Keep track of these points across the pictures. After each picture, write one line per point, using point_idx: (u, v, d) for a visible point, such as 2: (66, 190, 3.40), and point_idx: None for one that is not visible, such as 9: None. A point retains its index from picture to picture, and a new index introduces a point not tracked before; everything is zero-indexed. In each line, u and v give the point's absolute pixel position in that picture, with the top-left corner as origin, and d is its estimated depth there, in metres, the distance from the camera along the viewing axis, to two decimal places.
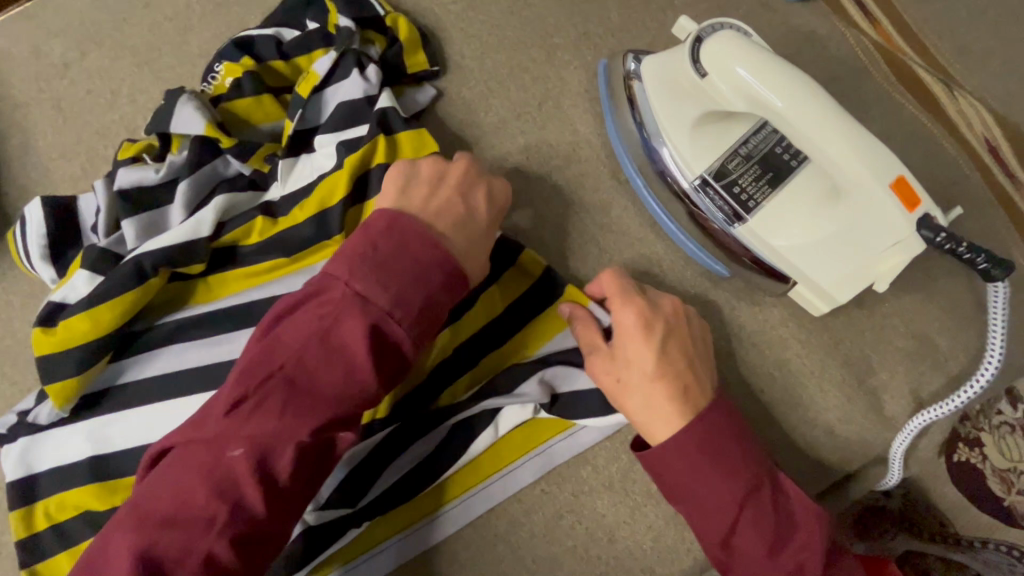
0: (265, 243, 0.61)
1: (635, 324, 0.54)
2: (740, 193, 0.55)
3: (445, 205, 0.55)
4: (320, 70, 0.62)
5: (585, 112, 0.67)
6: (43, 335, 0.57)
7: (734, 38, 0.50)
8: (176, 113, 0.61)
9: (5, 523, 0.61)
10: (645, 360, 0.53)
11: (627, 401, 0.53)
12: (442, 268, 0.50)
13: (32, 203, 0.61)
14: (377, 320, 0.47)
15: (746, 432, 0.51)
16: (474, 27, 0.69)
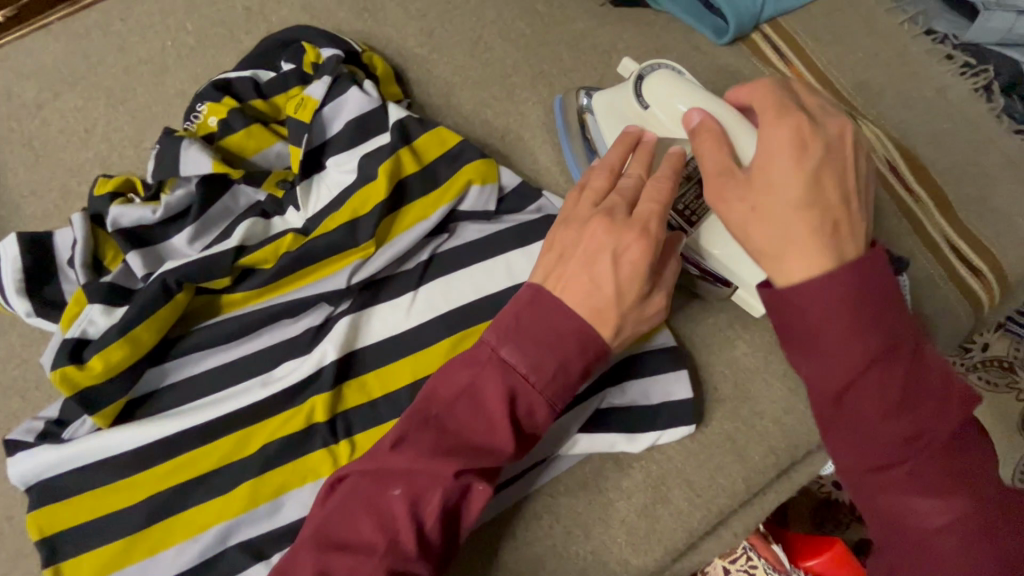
0: (291, 258, 0.62)
1: (781, 157, 0.46)
2: (683, 209, 0.62)
3: (610, 236, 0.53)
4: (315, 94, 0.65)
5: (544, 142, 0.74)
6: (71, 367, 0.56)
7: (669, 76, 0.60)
8: (181, 156, 0.62)
9: None
10: (794, 175, 0.46)
11: (766, 227, 0.46)
12: (595, 340, 0.51)
13: (7, 241, 0.63)
14: (520, 391, 0.50)
15: (894, 295, 0.45)
16: (439, 68, 0.76)
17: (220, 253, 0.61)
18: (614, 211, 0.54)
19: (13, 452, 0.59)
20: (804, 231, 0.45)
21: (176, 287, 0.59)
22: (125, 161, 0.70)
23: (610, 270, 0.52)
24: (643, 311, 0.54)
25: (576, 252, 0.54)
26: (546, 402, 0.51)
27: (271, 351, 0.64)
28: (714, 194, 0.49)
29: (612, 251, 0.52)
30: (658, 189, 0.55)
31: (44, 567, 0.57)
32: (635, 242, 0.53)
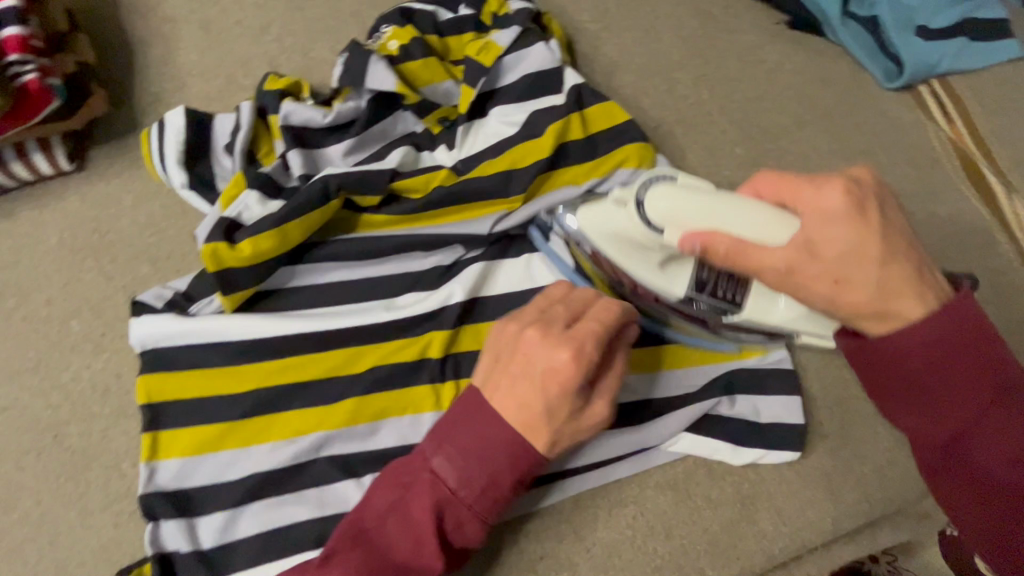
0: (443, 191, 0.63)
1: (823, 228, 0.45)
2: (723, 295, 0.57)
3: (541, 354, 0.49)
4: (502, 42, 0.65)
5: (694, 142, 0.74)
6: (221, 245, 0.57)
7: (669, 191, 0.52)
8: (368, 71, 0.63)
9: (70, 415, 0.58)
10: (869, 242, 0.44)
11: (859, 302, 0.44)
12: (535, 454, 0.49)
13: (174, 112, 0.64)
14: (450, 505, 0.49)
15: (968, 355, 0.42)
16: (607, 48, 0.76)
17: (378, 172, 0.62)
18: (551, 323, 0.51)
19: (139, 314, 0.59)
20: (884, 289, 0.44)
21: (333, 193, 0.60)
22: (290, 64, 0.71)
23: (540, 391, 0.48)
24: (579, 422, 0.50)
25: (506, 366, 0.50)
26: (476, 506, 0.49)
27: (396, 278, 0.64)
28: (777, 283, 0.47)
29: (540, 371, 0.48)
30: (592, 312, 0.52)
31: (144, 431, 0.58)
32: (563, 362, 0.48)
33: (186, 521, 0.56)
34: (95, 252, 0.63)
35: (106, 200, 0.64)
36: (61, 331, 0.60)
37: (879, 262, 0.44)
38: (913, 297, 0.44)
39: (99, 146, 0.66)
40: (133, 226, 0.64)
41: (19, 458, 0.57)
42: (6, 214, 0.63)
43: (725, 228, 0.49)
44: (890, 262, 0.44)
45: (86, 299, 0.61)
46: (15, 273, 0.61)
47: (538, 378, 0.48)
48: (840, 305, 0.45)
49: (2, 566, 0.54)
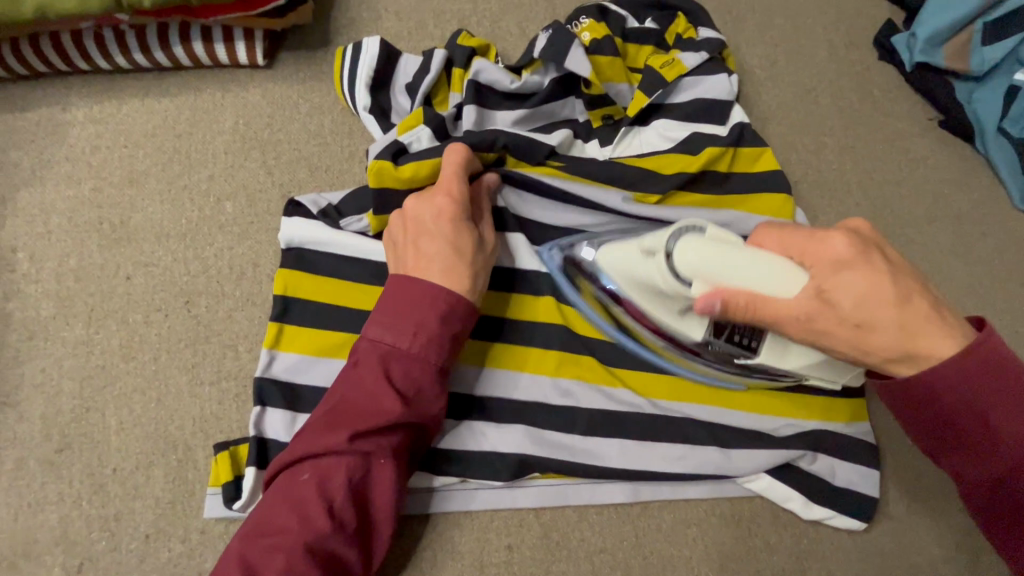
0: (585, 167, 0.64)
1: (836, 279, 0.44)
2: (740, 339, 0.56)
3: (428, 207, 0.56)
4: (688, 64, 0.68)
5: (827, 207, 0.76)
6: (387, 163, 0.59)
7: (700, 244, 0.48)
8: (566, 53, 0.65)
9: (205, 286, 0.61)
10: (887, 289, 0.43)
11: (880, 338, 0.44)
12: (457, 289, 0.54)
13: (370, 40, 0.67)
14: (393, 357, 0.51)
15: (985, 379, 0.43)
16: (767, 97, 0.79)
17: (541, 142, 0.64)
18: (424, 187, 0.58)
19: (293, 212, 0.62)
20: (902, 330, 0.43)
21: (497, 146, 0.63)
22: (478, 27, 0.74)
23: (452, 237, 0.55)
24: (486, 254, 0.57)
25: (410, 229, 0.56)
26: (420, 352, 0.51)
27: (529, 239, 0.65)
28: (800, 331, 0.46)
29: (451, 225, 0.56)
30: (449, 162, 0.58)
31: (272, 319, 0.59)
32: (445, 207, 0.56)
33: (291, 412, 0.57)
34: (262, 145, 0.66)
35: (284, 101, 0.67)
36: (215, 209, 0.63)
37: (899, 301, 0.43)
38: (939, 333, 0.43)
39: (291, 51, 0.69)
40: (303, 132, 0.67)
41: (150, 313, 0.59)
42: (192, 88, 0.66)
43: (740, 284, 0.47)
44: (910, 302, 0.43)
45: (243, 186, 0.64)
46: (187, 143, 0.64)
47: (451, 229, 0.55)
48: (864, 349, 0.45)
49: (109, 407, 0.56)
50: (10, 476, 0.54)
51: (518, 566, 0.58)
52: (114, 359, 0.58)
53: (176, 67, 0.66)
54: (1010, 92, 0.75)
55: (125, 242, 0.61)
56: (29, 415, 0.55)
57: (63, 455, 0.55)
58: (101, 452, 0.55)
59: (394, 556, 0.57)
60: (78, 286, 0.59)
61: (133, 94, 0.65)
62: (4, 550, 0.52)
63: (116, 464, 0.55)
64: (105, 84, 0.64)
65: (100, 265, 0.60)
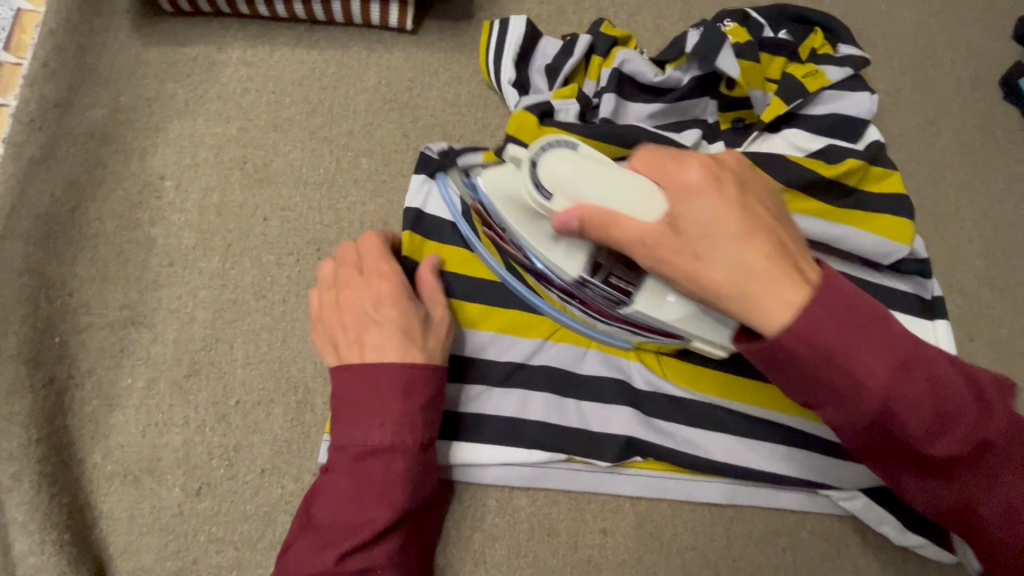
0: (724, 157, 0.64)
1: (691, 209, 0.45)
2: (618, 283, 0.53)
3: (365, 291, 0.53)
4: (830, 78, 0.68)
5: (940, 240, 0.75)
6: (531, 118, 0.60)
7: (570, 157, 0.48)
8: (719, 53, 0.64)
9: (335, 237, 0.62)
10: (730, 212, 0.44)
11: (726, 272, 0.43)
12: (419, 367, 0.50)
13: (518, 18, 0.68)
14: (366, 456, 0.48)
15: (860, 330, 0.41)
16: (889, 122, 0.79)
17: (679, 144, 0.65)
18: (353, 277, 0.55)
19: (421, 161, 0.63)
20: (745, 260, 0.42)
21: (637, 141, 0.63)
22: (615, 19, 0.75)
23: (393, 320, 0.51)
24: (439, 328, 0.53)
25: (347, 321, 0.52)
26: (392, 442, 0.48)
27: None
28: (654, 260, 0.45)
29: (393, 309, 0.52)
30: (384, 255, 0.56)
31: None
32: (385, 291, 0.53)
33: None
34: (401, 107, 0.67)
35: (426, 67, 0.68)
36: (351, 163, 0.64)
37: (738, 231, 0.43)
38: (784, 274, 0.42)
39: (437, 20, 0.70)
40: (440, 100, 0.68)
41: (283, 255, 0.60)
42: (341, 45, 0.67)
43: (597, 198, 0.46)
44: (755, 230, 0.44)
45: (380, 144, 0.65)
46: (331, 97, 0.66)
47: (393, 311, 0.52)
48: (705, 279, 0.44)
49: (238, 341, 0.58)
50: (141, 394, 0.55)
51: (610, 551, 0.59)
52: (246, 296, 0.59)
53: (328, 22, 0.67)
54: None
55: (265, 184, 0.62)
56: (163, 337, 0.57)
57: (191, 381, 0.56)
58: (227, 383, 0.57)
59: (491, 526, 0.58)
60: (219, 220, 0.60)
61: (285, 43, 0.66)
62: (130, 465, 0.53)
63: (240, 397, 0.56)
64: (258, 29, 0.66)
65: (240, 203, 0.61)
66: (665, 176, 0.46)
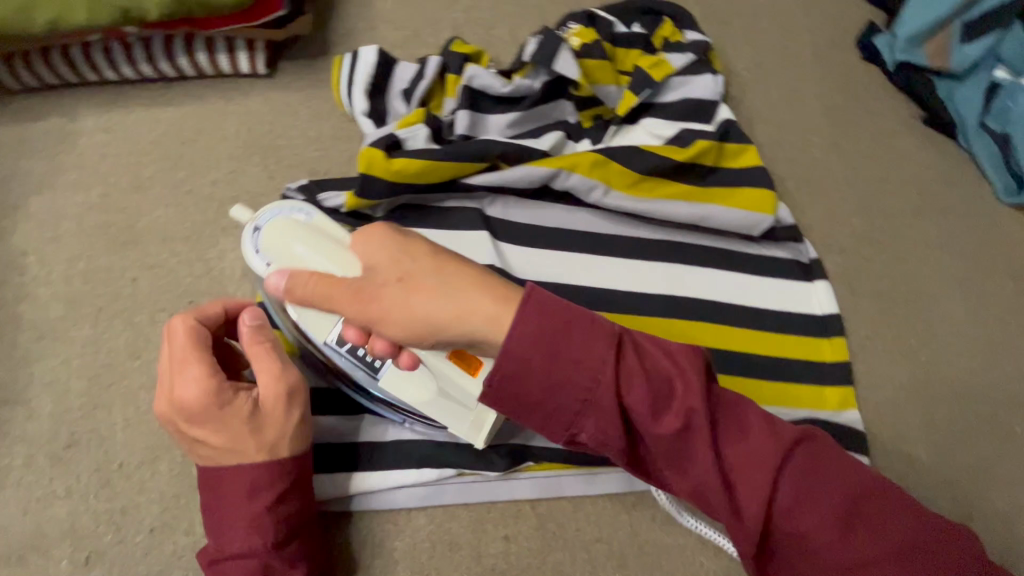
0: (579, 158, 0.67)
1: (391, 266, 0.48)
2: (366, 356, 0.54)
3: (175, 405, 0.49)
4: (675, 65, 0.71)
5: (816, 203, 0.78)
6: (378, 153, 0.61)
7: (282, 224, 0.52)
8: (557, 57, 0.68)
9: (207, 287, 0.63)
10: (419, 255, 0.48)
11: (424, 294, 0.47)
12: (260, 469, 0.50)
13: (368, 49, 0.69)
14: (227, 560, 0.49)
15: (567, 344, 0.42)
16: (754, 97, 0.81)
17: (534, 149, 0.67)
18: (169, 381, 0.50)
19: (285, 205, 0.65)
20: (450, 287, 0.47)
21: (491, 155, 0.65)
22: (471, 35, 0.77)
23: (215, 432, 0.49)
24: (273, 416, 0.51)
25: (177, 433, 0.50)
26: (249, 546, 0.49)
27: (522, 220, 0.68)
28: (362, 298, 0.47)
29: (216, 418, 0.49)
30: (186, 348, 0.50)
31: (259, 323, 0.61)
32: (195, 400, 0.48)
33: None
34: (263, 151, 0.68)
35: (285, 108, 0.70)
36: (217, 212, 0.65)
37: (428, 269, 0.48)
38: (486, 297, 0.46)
39: (291, 61, 0.71)
40: (302, 138, 0.69)
41: (155, 312, 0.61)
42: (196, 98, 0.68)
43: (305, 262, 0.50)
44: (448, 266, 0.48)
45: (244, 190, 0.66)
46: (191, 150, 0.67)
47: (218, 422, 0.49)
48: (416, 306, 0.46)
49: (117, 405, 0.58)
50: (20, 471, 0.55)
51: (514, 557, 0.59)
52: (121, 358, 0.59)
53: (181, 78, 0.68)
54: (987, 91, 0.78)
55: (131, 246, 0.63)
56: (39, 412, 0.57)
57: (71, 451, 0.56)
58: (109, 448, 0.57)
59: (389, 550, 0.58)
60: (87, 287, 0.61)
61: (139, 104, 0.67)
62: (13, 546, 0.53)
63: (123, 459, 0.57)
64: (112, 94, 0.67)
65: (107, 268, 0.62)
66: (357, 242, 0.49)
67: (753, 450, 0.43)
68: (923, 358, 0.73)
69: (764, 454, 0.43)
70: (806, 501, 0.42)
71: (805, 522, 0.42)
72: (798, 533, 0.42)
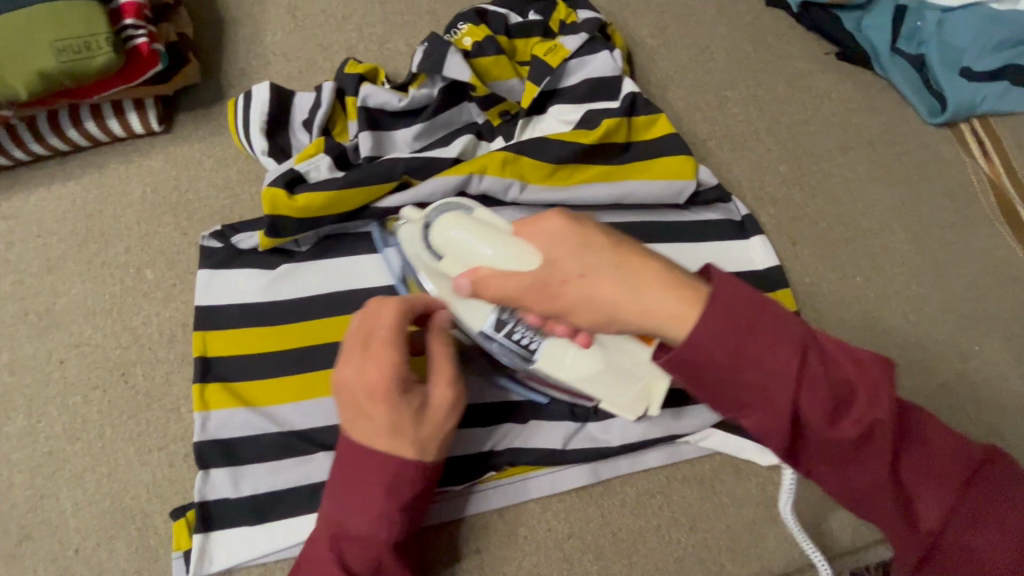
0: (485, 160, 0.65)
1: (572, 260, 0.46)
2: (519, 338, 0.55)
3: (359, 379, 0.50)
4: (569, 47, 0.70)
5: (740, 158, 0.77)
6: (281, 192, 0.60)
7: (450, 218, 0.52)
8: (445, 61, 0.67)
9: (138, 356, 0.62)
10: (601, 248, 0.46)
11: (609, 287, 0.45)
12: (408, 468, 0.50)
13: (259, 86, 0.68)
14: (346, 540, 0.50)
15: (749, 339, 0.40)
16: (663, 62, 0.81)
17: (441, 159, 0.66)
18: (355, 355, 0.51)
19: (203, 255, 0.64)
20: (636, 284, 0.44)
21: (397, 174, 0.64)
22: (367, 53, 0.76)
23: (386, 415, 0.50)
24: (433, 420, 0.51)
25: (348, 405, 0.51)
26: (372, 533, 0.49)
27: None
28: (539, 302, 0.47)
29: (388, 398, 0.50)
30: (381, 326, 0.51)
31: (195, 381, 0.60)
32: (377, 382, 0.50)
33: (232, 469, 0.57)
34: (173, 208, 0.67)
35: (188, 161, 0.69)
36: (137, 278, 0.64)
37: (614, 265, 0.45)
38: (679, 297, 0.42)
39: (187, 112, 0.70)
40: (210, 188, 0.68)
41: (88, 392, 0.60)
42: (97, 167, 0.67)
43: (478, 259, 0.49)
44: (639, 262, 0.45)
45: (161, 252, 0.65)
46: (99, 221, 0.66)
47: (392, 413, 0.50)
48: (611, 304, 0.45)
49: (63, 491, 0.57)
50: None
51: (489, 568, 0.59)
52: (60, 444, 0.58)
53: (77, 149, 0.67)
54: (895, 14, 0.80)
55: (54, 329, 0.62)
56: None
57: (23, 546, 0.56)
58: (61, 536, 0.56)
59: None
60: (14, 379, 0.60)
61: (40, 184, 0.66)
62: None
63: (78, 545, 0.56)
64: (9, 179, 0.66)
65: (33, 355, 0.61)
66: (524, 233, 0.48)
67: (937, 459, 0.44)
68: (872, 293, 0.73)
69: (946, 468, 0.43)
70: (985, 516, 0.43)
71: (972, 532, 0.43)
72: (968, 544, 0.43)
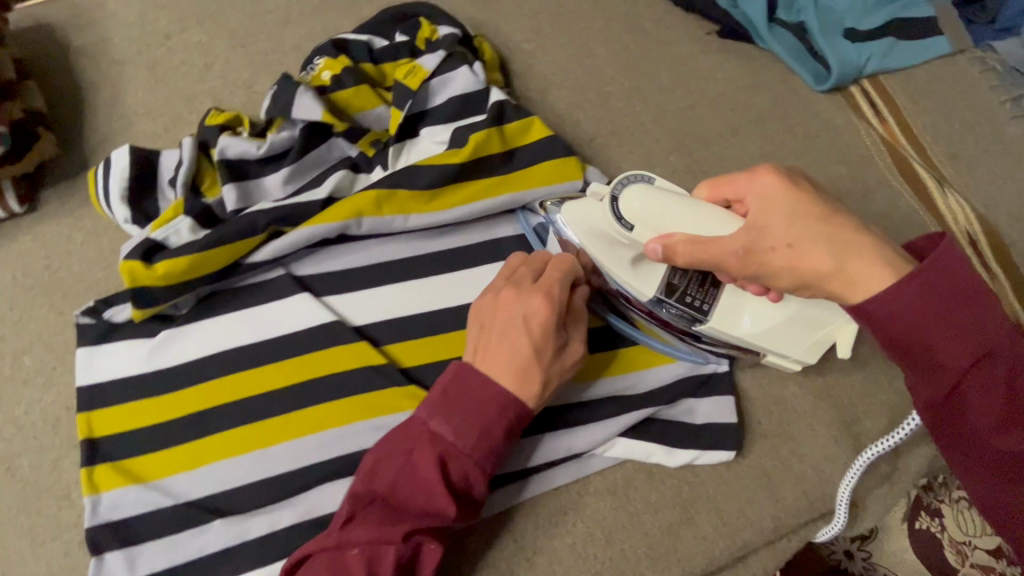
0: (360, 197, 0.64)
1: (783, 228, 0.49)
2: (692, 300, 0.61)
3: (519, 305, 0.56)
4: (429, 67, 0.69)
5: (628, 154, 0.76)
6: (138, 263, 0.60)
7: (642, 191, 0.55)
8: (295, 101, 0.66)
9: (23, 447, 0.60)
10: (851, 240, 0.47)
11: (869, 261, 0.46)
12: (525, 406, 0.53)
13: (119, 152, 0.66)
14: (451, 458, 0.51)
15: (972, 322, 0.42)
16: (541, 64, 0.79)
17: (309, 202, 0.64)
18: (520, 282, 0.58)
19: (78, 334, 0.63)
20: (843, 251, 0.47)
21: (262, 227, 0.63)
22: (233, 99, 0.74)
23: (528, 338, 0.54)
24: (565, 365, 0.56)
25: (495, 325, 0.56)
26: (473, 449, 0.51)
27: (332, 267, 0.67)
28: (738, 268, 0.51)
29: (526, 320, 0.55)
30: (552, 268, 0.59)
31: (82, 466, 0.59)
32: (541, 306, 0.56)
33: (126, 551, 0.56)
34: (46, 289, 0.65)
35: (58, 237, 0.67)
36: (14, 366, 0.63)
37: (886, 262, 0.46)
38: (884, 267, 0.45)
39: (52, 187, 0.68)
40: (83, 263, 0.66)
41: None
42: None
43: (680, 229, 0.54)
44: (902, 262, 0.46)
45: (37, 335, 0.64)
46: None
47: (530, 343, 0.54)
48: (806, 274, 0.49)
49: None
50: None
51: None
52: None
53: None
54: None
55: None
56: None
57: None
58: None
59: None
60: None
61: None
62: None
63: None
64: None
65: None
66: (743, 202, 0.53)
67: None
68: None
69: None
70: None
71: None
72: None
